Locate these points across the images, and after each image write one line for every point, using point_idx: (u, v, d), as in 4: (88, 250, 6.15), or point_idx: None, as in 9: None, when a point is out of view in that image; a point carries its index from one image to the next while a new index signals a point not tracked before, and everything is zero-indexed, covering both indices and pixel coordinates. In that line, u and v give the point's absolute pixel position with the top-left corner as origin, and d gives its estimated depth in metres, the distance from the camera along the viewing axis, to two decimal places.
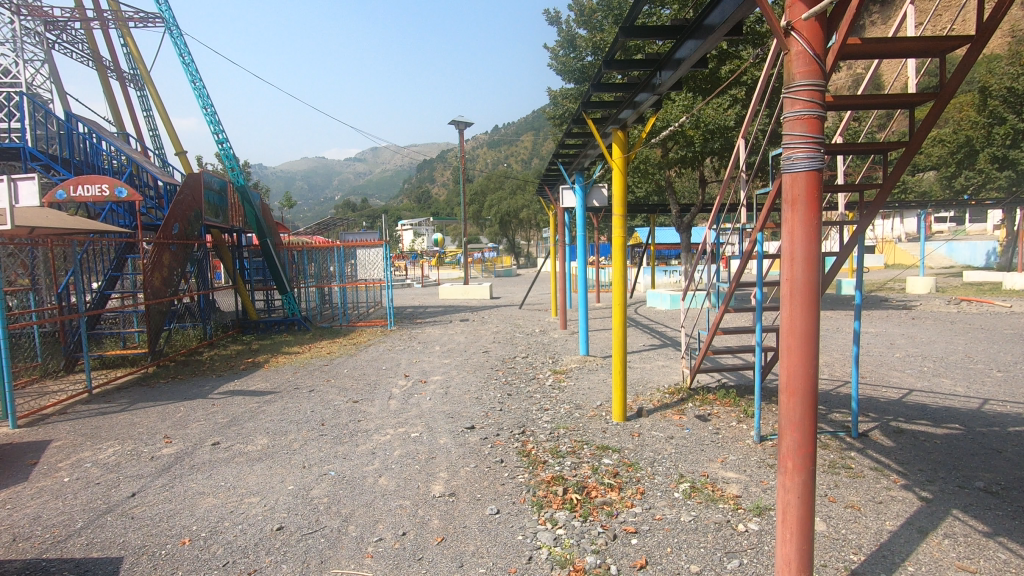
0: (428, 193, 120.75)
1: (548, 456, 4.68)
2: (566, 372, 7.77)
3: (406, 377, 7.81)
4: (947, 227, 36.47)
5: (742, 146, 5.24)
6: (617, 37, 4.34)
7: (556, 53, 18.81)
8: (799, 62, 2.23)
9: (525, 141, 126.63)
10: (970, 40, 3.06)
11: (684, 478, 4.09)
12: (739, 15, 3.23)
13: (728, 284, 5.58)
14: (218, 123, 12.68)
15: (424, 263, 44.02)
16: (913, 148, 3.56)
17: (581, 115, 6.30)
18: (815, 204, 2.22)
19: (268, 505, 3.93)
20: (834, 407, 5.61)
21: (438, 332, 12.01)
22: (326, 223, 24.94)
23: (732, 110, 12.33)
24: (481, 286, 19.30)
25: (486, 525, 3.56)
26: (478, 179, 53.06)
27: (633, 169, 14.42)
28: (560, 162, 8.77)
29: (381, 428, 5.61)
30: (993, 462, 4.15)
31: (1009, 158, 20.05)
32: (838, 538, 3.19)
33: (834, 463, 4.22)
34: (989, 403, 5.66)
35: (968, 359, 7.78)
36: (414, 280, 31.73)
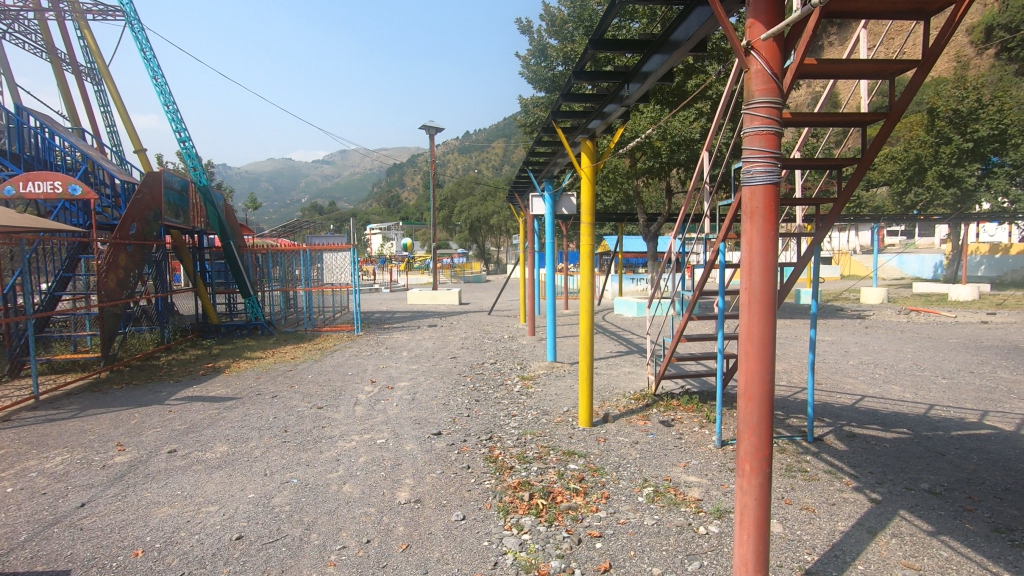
0: (397, 197, 119.89)
1: (514, 462, 4.70)
2: (534, 378, 7.81)
3: (372, 383, 7.72)
4: (898, 241, 38.21)
5: (707, 159, 5.38)
6: (587, 49, 4.43)
7: (527, 61, 19.04)
8: (759, 79, 2.33)
9: (495, 147, 127.07)
10: (918, 62, 3.22)
11: (648, 483, 4.17)
12: (703, 32, 3.35)
13: (692, 292, 5.67)
14: (179, 121, 12.34)
15: (393, 267, 43.61)
16: (866, 164, 3.71)
17: (550, 124, 6.39)
18: (772, 215, 2.31)
19: (227, 514, 3.83)
20: (791, 412, 5.82)
21: (406, 337, 11.92)
22: (291, 226, 24.47)
23: (697, 123, 12.70)
24: (450, 291, 19.21)
25: (451, 532, 3.55)
26: (449, 185, 52.95)
27: (602, 178, 14.56)
28: (530, 169, 8.86)
29: (346, 435, 5.52)
30: (937, 465, 4.36)
31: (954, 176, 21.18)
32: (794, 539, 3.30)
33: (791, 467, 4.37)
34: (935, 409, 5.95)
35: (917, 366, 8.16)
36: (381, 284, 31.44)
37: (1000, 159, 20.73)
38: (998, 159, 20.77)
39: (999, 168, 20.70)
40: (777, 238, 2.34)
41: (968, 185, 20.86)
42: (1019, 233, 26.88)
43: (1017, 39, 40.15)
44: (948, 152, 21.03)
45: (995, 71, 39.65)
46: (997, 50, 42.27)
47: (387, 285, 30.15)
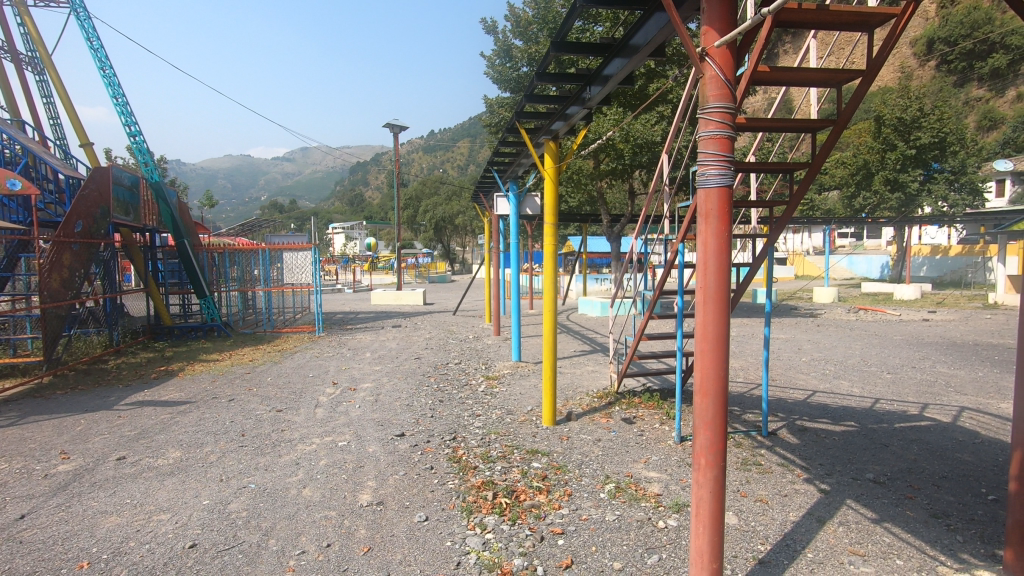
0: (360, 196, 118.05)
1: (478, 462, 4.70)
2: (498, 378, 7.83)
3: (334, 385, 7.58)
4: (848, 242, 39.93)
5: (666, 161, 5.49)
6: (550, 51, 4.46)
7: (492, 62, 19.07)
8: (713, 85, 2.40)
9: (461, 147, 126.58)
10: (862, 73, 3.37)
11: (610, 479, 4.24)
12: (661, 37, 3.42)
13: (652, 292, 5.78)
14: (129, 114, 11.84)
15: (356, 267, 42.96)
16: (815, 169, 3.86)
17: (514, 125, 6.42)
18: (726, 216, 2.39)
19: (180, 522, 3.70)
20: (747, 408, 6.01)
21: (369, 338, 11.76)
22: (249, 224, 23.73)
23: (658, 126, 12.99)
24: (414, 291, 19.04)
25: (414, 532, 3.53)
26: (413, 184, 52.52)
27: (566, 179, 14.74)
28: (494, 169, 8.86)
29: (306, 438, 5.42)
30: (881, 456, 4.58)
31: (899, 181, 22.24)
32: (748, 530, 3.41)
33: (747, 460, 4.51)
34: (880, 403, 6.24)
35: (865, 362, 8.55)
36: (344, 284, 30.88)
37: (940, 165, 22.04)
38: (938, 165, 22.11)
39: (939, 174, 21.95)
40: (731, 238, 2.42)
41: (912, 189, 21.92)
42: (957, 235, 28.44)
43: (956, 52, 42.46)
44: (894, 158, 22.06)
45: (935, 83, 41.93)
46: (938, 62, 44.66)
47: (350, 285, 29.61)
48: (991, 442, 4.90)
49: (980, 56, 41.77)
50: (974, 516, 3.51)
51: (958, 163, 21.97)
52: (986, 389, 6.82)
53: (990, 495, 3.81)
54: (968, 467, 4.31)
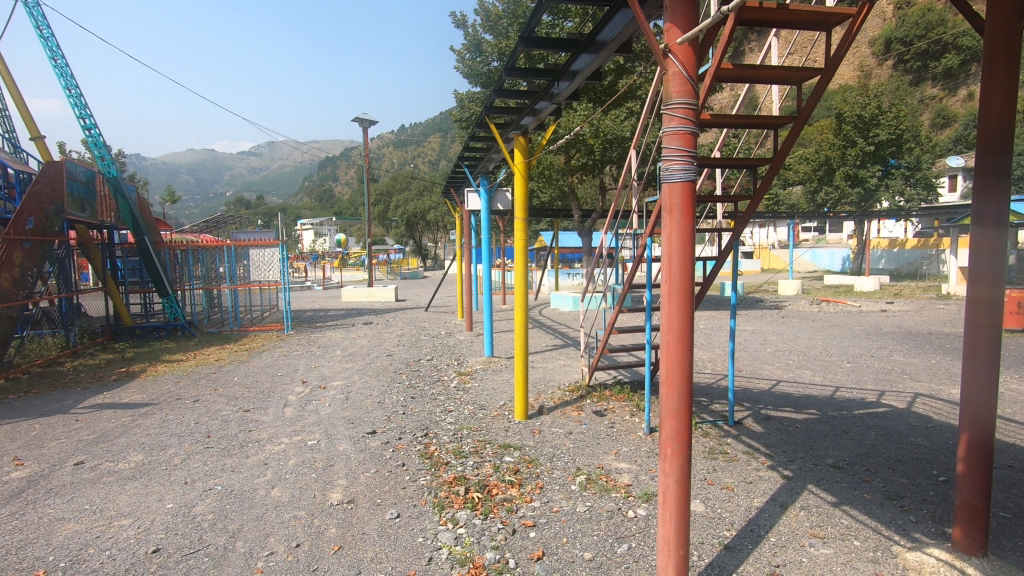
0: (329, 191, 116.07)
1: (450, 457, 4.69)
2: (470, 374, 7.83)
3: (303, 384, 7.46)
4: (811, 236, 41.11)
5: (634, 156, 5.55)
6: (517, 46, 4.46)
7: (462, 56, 18.95)
8: (675, 81, 2.43)
9: (432, 141, 125.40)
10: (821, 71, 3.45)
11: (581, 471, 4.29)
12: (627, 34, 3.47)
13: (622, 285, 5.83)
14: (83, 106, 11.38)
15: (326, 264, 42.31)
16: (777, 164, 3.95)
17: (483, 119, 6.38)
18: (690, 212, 2.44)
19: (142, 527, 3.60)
20: (714, 398, 6.15)
21: (340, 336, 11.61)
22: (213, 221, 23.07)
23: (628, 122, 13.13)
24: (386, 288, 18.86)
25: (386, 530, 3.51)
26: (383, 180, 51.96)
27: (538, 174, 14.78)
28: (465, 164, 8.80)
29: (275, 438, 5.32)
30: (841, 442, 4.75)
31: (859, 176, 22.98)
32: (714, 517, 3.50)
33: (713, 449, 4.62)
34: (840, 390, 6.48)
35: (826, 352, 8.85)
36: (314, 281, 30.32)
37: (897, 161, 22.87)
38: (895, 162, 22.94)
39: (896, 170, 22.77)
40: (695, 233, 2.47)
41: (871, 185, 22.67)
42: (913, 229, 29.55)
43: (911, 52, 44.05)
44: (854, 154, 22.77)
45: (892, 82, 43.52)
46: (895, 61, 46.20)
47: (320, 283, 29.13)
48: (942, 426, 5.14)
49: (934, 57, 43.38)
50: (926, 496, 3.67)
51: (913, 160, 22.81)
52: (938, 375, 7.14)
53: (941, 476, 3.99)
54: (922, 450, 4.51)
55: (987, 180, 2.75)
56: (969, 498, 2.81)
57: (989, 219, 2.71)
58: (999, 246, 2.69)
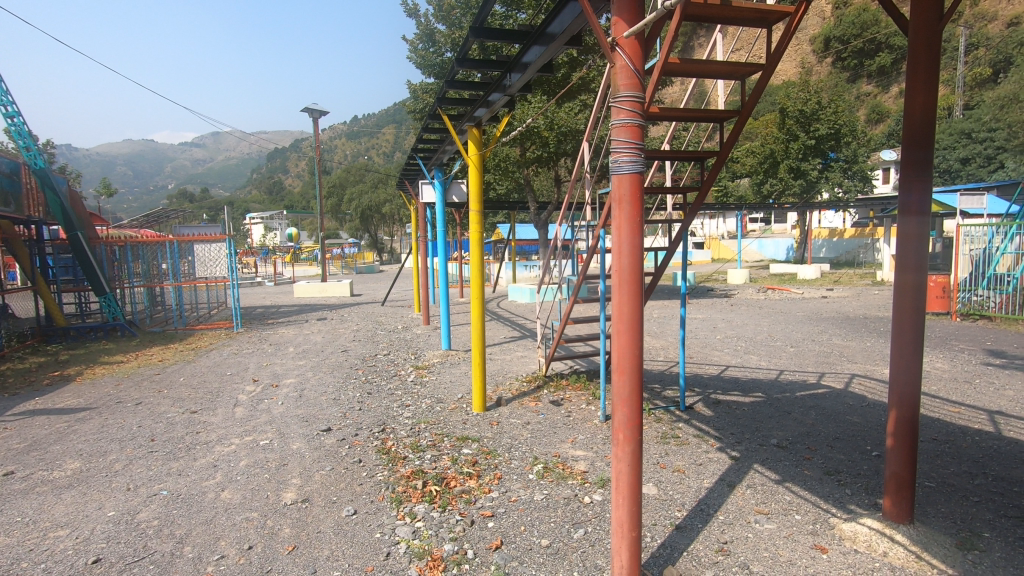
0: (278, 183, 112.35)
1: (407, 452, 4.65)
2: (427, 367, 7.79)
3: (255, 382, 7.25)
4: (758, 226, 42.72)
5: (587, 149, 5.58)
6: (468, 36, 4.43)
7: (414, 46, 18.66)
8: (623, 74, 2.47)
9: (385, 133, 122.94)
10: (762, 67, 3.57)
11: (538, 460, 4.35)
12: (576, 27, 3.50)
13: (577, 276, 5.88)
14: (4, 94, 10.58)
15: (276, 258, 40.96)
16: (723, 156, 4.06)
17: (436, 110, 6.31)
18: (638, 202, 2.50)
19: (81, 536, 3.43)
20: (667, 384, 6.34)
21: (293, 332, 11.31)
22: (154, 215, 21.96)
23: (581, 114, 13.30)
24: (340, 283, 18.45)
25: (342, 527, 3.46)
26: (335, 172, 50.73)
27: (493, 166, 14.75)
28: (419, 156, 8.69)
29: (224, 439, 5.15)
30: (784, 422, 4.98)
31: (801, 169, 23.95)
32: (667, 499, 3.62)
33: (665, 434, 4.76)
34: (784, 373, 6.79)
35: (771, 337, 9.25)
36: (264, 277, 29.28)
37: (836, 155, 24.01)
38: (834, 154, 24.08)
39: (835, 163, 23.91)
40: (643, 223, 2.54)
41: (812, 177, 23.69)
42: (851, 219, 31.10)
43: (848, 50, 46.12)
44: (796, 147, 23.70)
45: (831, 79, 45.59)
46: (834, 59, 48.29)
47: (271, 278, 28.23)
48: (875, 404, 5.47)
49: (868, 55, 45.61)
50: (860, 470, 3.91)
51: (850, 153, 23.98)
52: (872, 357, 7.59)
53: (874, 451, 4.25)
54: (857, 427, 4.78)
55: (911, 171, 2.93)
56: (897, 469, 3.01)
57: (913, 209, 2.89)
58: (922, 235, 2.88)
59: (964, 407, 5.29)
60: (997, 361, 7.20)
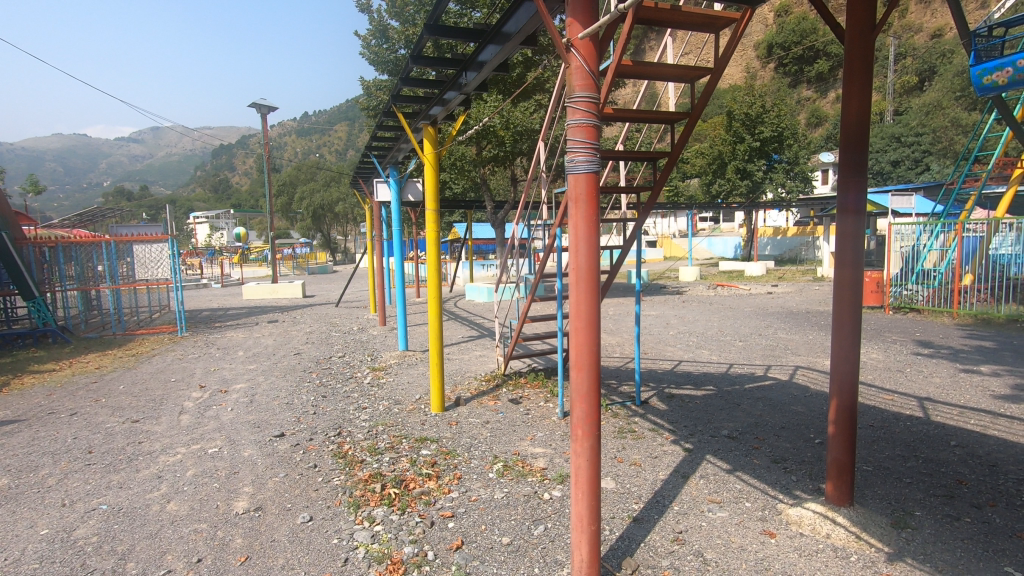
0: (224, 181, 108.13)
1: (365, 455, 4.57)
2: (384, 369, 7.67)
3: (202, 389, 6.94)
4: (708, 225, 44.14)
5: (543, 149, 5.61)
6: (422, 33, 4.36)
7: (366, 41, 18.32)
8: (578, 76, 2.50)
9: (337, 130, 119.93)
10: (711, 71, 3.68)
11: (498, 459, 4.36)
12: (531, 27, 3.52)
13: (534, 276, 5.90)
14: None
15: (223, 258, 39.38)
16: (675, 157, 4.16)
17: (391, 108, 6.21)
18: (594, 201, 2.54)
19: (10, 557, 3.20)
20: (623, 380, 6.48)
21: (242, 336, 10.92)
22: (88, 214, 20.68)
23: (537, 114, 13.40)
24: (291, 284, 17.92)
25: (297, 535, 3.37)
26: (285, 170, 49.21)
27: (449, 165, 14.64)
28: (373, 154, 8.53)
29: (169, 448, 4.92)
30: (734, 414, 5.18)
31: (747, 170, 24.87)
32: (624, 492, 3.69)
33: (622, 429, 4.85)
34: (733, 367, 7.05)
35: (721, 332, 9.58)
36: (210, 278, 28.11)
37: (779, 156, 25.02)
38: (778, 156, 25.11)
39: (778, 164, 24.92)
40: (599, 222, 2.58)
41: (758, 177, 24.65)
42: (794, 218, 32.57)
43: (790, 57, 48.19)
44: (743, 149, 24.60)
45: (774, 84, 47.60)
46: (776, 64, 50.30)
47: (217, 279, 27.12)
48: (817, 394, 5.76)
49: (808, 62, 47.80)
50: (805, 457, 4.10)
51: (792, 155, 25.06)
52: (814, 349, 7.98)
53: (816, 438, 4.48)
54: (801, 417, 5.01)
55: (848, 174, 3.07)
56: (838, 455, 3.17)
57: (850, 208, 3.04)
58: (859, 233, 3.04)
59: (897, 394, 5.63)
60: (926, 351, 7.70)
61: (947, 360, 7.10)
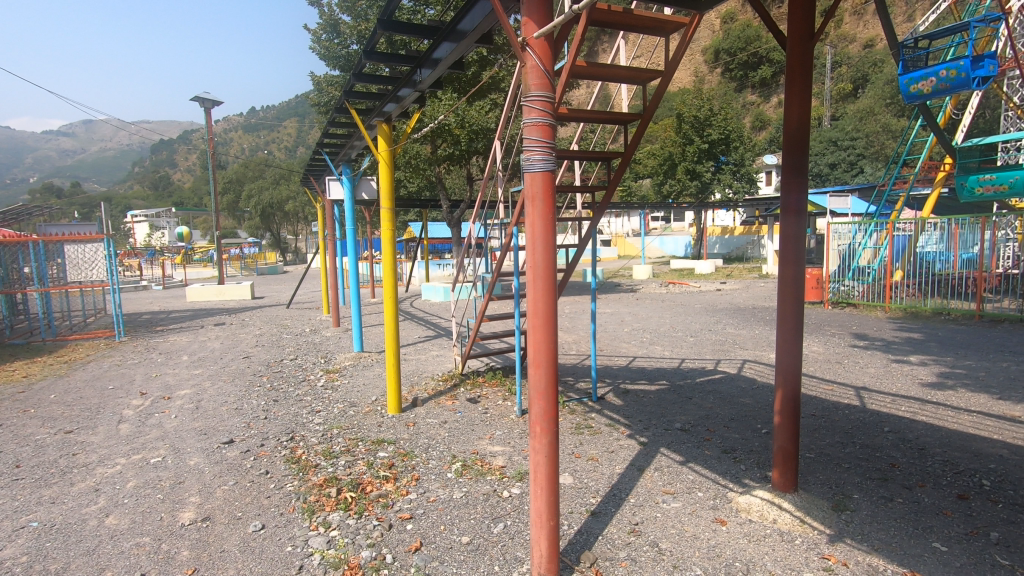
0: (165, 178, 103.12)
1: (320, 460, 4.46)
2: (339, 371, 7.50)
3: (142, 396, 6.60)
4: (661, 224, 45.28)
5: (499, 147, 5.60)
6: (375, 28, 4.28)
7: (317, 36, 17.87)
8: (533, 75, 2.52)
9: (287, 126, 116.49)
10: (661, 73, 3.77)
11: (456, 458, 4.34)
12: (486, 25, 3.52)
13: (491, 275, 5.88)
14: None
15: (165, 258, 37.50)
16: (628, 157, 4.24)
17: (343, 104, 6.07)
18: (550, 200, 2.56)
19: None
20: (580, 377, 6.58)
21: (186, 340, 10.43)
22: (12, 212, 19.27)
23: (492, 113, 13.41)
24: (239, 285, 17.26)
25: (248, 544, 3.26)
26: (232, 167, 47.38)
27: (404, 163, 14.43)
28: (325, 152, 8.32)
29: (108, 459, 4.65)
30: (686, 407, 5.34)
31: (697, 171, 25.64)
32: (582, 487, 3.75)
33: (579, 425, 4.92)
34: (685, 362, 7.26)
35: (673, 329, 9.84)
36: (152, 280, 26.73)
37: (726, 158, 25.90)
38: (725, 158, 25.99)
39: (725, 166, 25.81)
40: (555, 221, 2.60)
41: (706, 178, 25.46)
42: (741, 218, 33.83)
43: (736, 62, 49.99)
44: (692, 151, 25.35)
45: (721, 88, 49.29)
46: (722, 69, 52.09)
47: (158, 281, 25.80)
48: (763, 386, 6.02)
49: (752, 67, 49.69)
50: (753, 447, 4.27)
51: (738, 157, 26.00)
52: (760, 343, 8.32)
53: (763, 428, 4.67)
54: (748, 408, 5.22)
55: (789, 175, 3.22)
56: (784, 444, 3.32)
57: (793, 208, 3.19)
58: (800, 232, 3.19)
59: (836, 385, 5.95)
60: (861, 343, 8.15)
61: (880, 352, 7.53)
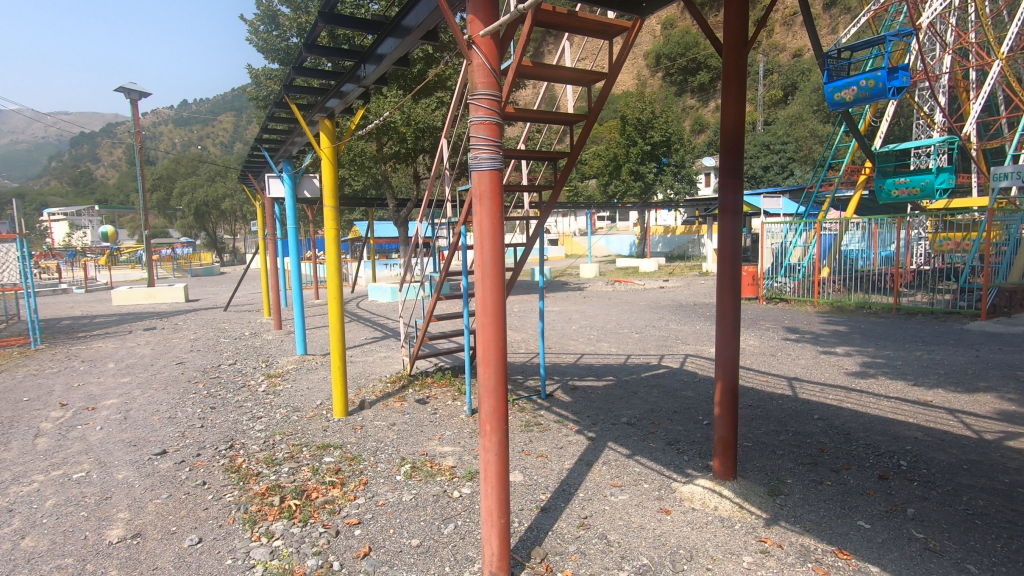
0: (85, 174, 96.29)
1: (261, 467, 4.29)
2: (281, 375, 7.24)
3: (62, 407, 6.13)
4: (606, 223, 46.22)
5: (445, 146, 5.55)
6: (316, 21, 4.16)
7: (254, 27, 17.15)
8: (480, 73, 2.51)
9: (222, 120, 111.30)
10: (604, 76, 3.84)
11: (405, 461, 4.27)
12: (431, 22, 3.49)
13: (439, 274, 5.83)
14: None
15: (87, 259, 34.97)
16: (574, 157, 4.30)
17: (283, 98, 5.86)
18: (498, 199, 2.56)
19: None
20: (529, 375, 6.63)
21: (112, 346, 9.79)
22: None
23: (438, 111, 13.30)
24: (172, 288, 16.35)
25: (184, 559, 3.10)
26: (161, 162, 44.81)
27: (348, 160, 14.08)
28: (264, 147, 8.00)
29: (23, 476, 4.30)
30: (632, 402, 5.48)
31: (640, 172, 26.34)
32: (532, 484, 3.78)
33: (528, 423, 4.95)
34: (630, 358, 7.45)
35: (619, 326, 10.07)
36: (72, 283, 24.87)
37: (668, 160, 26.71)
38: (666, 160, 26.80)
39: (667, 167, 26.62)
40: (503, 219, 2.61)
41: (649, 179, 26.19)
42: (682, 218, 35.03)
43: (675, 67, 51.64)
44: (635, 152, 26.01)
45: (662, 92, 50.81)
46: (663, 74, 53.74)
47: (80, 284, 24.02)
48: (704, 379, 6.26)
49: (691, 72, 51.49)
50: (695, 438, 4.44)
51: (678, 159, 26.87)
52: (700, 338, 8.65)
53: (704, 420, 4.86)
54: (691, 401, 5.41)
55: (726, 177, 3.35)
56: (723, 434, 3.46)
57: (730, 208, 3.33)
58: (736, 231, 3.33)
59: (770, 376, 6.27)
60: (793, 336, 8.62)
61: (810, 344, 7.99)
